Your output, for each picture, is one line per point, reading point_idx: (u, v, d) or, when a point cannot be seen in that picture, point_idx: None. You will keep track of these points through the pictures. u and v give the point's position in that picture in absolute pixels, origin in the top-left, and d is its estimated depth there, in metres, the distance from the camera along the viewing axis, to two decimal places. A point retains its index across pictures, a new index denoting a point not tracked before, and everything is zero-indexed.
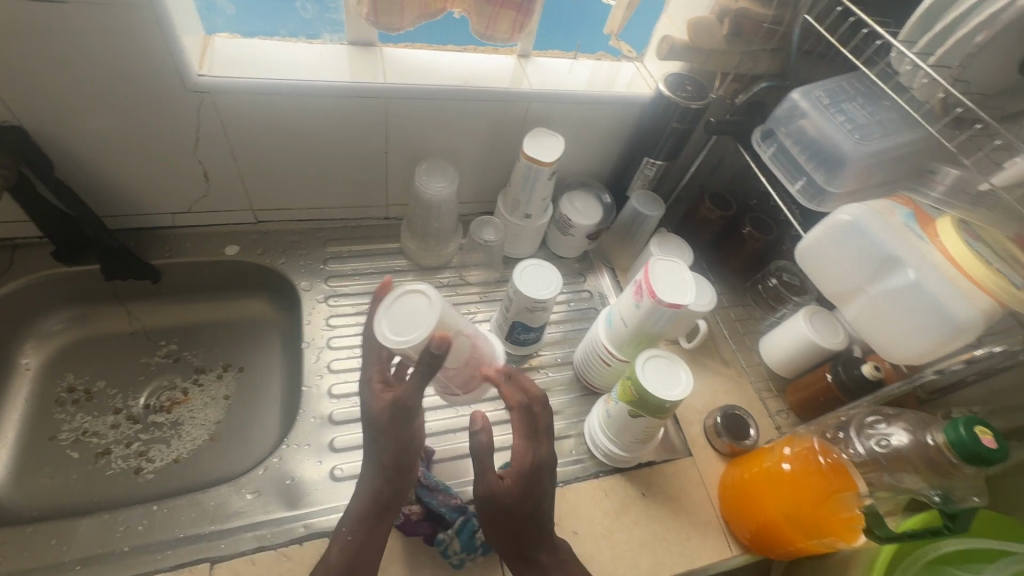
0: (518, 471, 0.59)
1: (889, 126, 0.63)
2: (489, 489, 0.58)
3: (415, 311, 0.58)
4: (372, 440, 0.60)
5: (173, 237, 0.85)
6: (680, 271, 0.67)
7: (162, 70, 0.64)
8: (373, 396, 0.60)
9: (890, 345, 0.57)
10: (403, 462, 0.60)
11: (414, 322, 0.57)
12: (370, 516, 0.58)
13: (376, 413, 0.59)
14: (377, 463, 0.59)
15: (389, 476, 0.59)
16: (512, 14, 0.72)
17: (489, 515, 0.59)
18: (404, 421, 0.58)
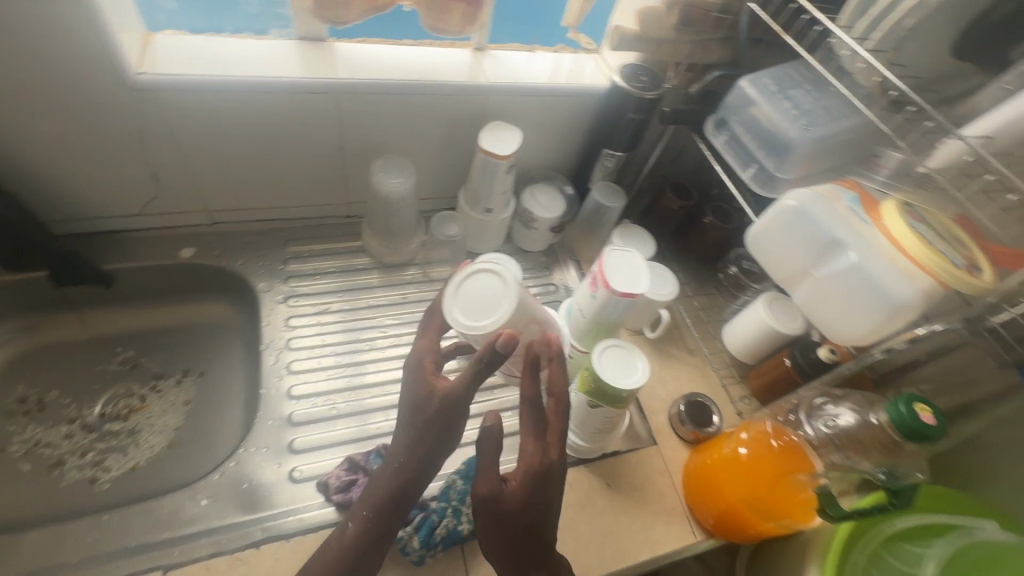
0: (525, 477, 0.55)
1: (833, 111, 0.64)
2: (490, 492, 0.54)
3: (488, 292, 0.61)
4: (406, 428, 0.59)
5: (125, 241, 0.83)
6: (634, 260, 0.68)
7: (100, 69, 0.62)
8: (421, 381, 0.60)
9: (834, 327, 0.58)
10: (432, 455, 0.58)
11: (488, 307, 0.61)
12: (383, 508, 0.57)
13: (420, 398, 0.59)
14: (407, 452, 0.58)
15: (415, 467, 0.58)
16: (462, 6, 0.73)
17: (484, 518, 0.56)
18: (445, 416, 0.58)
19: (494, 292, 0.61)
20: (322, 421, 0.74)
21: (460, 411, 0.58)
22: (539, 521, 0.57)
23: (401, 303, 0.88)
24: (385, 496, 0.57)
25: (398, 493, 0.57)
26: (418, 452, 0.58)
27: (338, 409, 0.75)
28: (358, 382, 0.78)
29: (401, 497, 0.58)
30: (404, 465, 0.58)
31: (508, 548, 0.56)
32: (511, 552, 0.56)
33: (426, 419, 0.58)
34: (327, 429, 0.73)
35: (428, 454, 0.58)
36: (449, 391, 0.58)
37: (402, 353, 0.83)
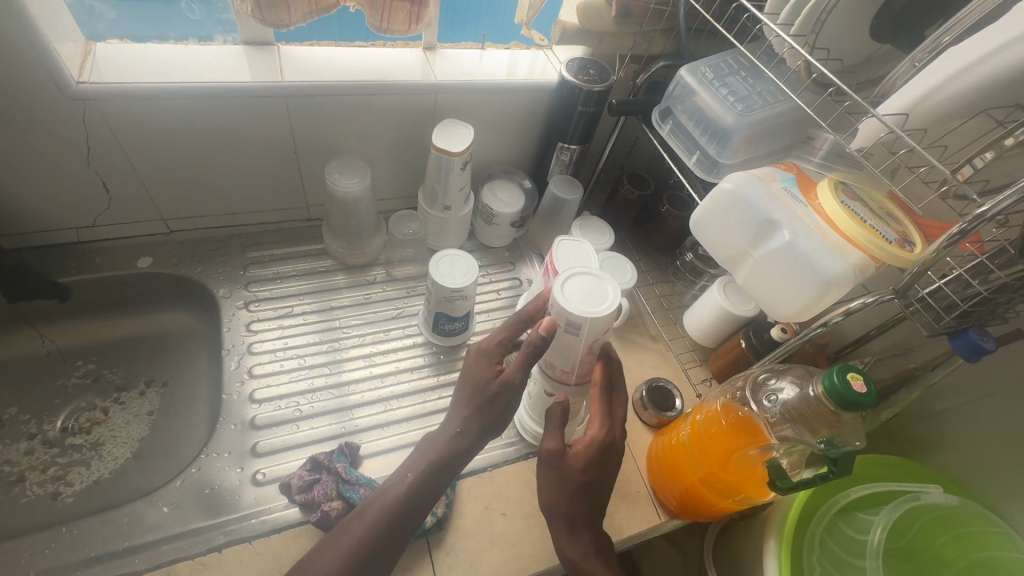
0: (590, 444, 0.63)
1: (768, 96, 0.66)
2: (558, 448, 0.62)
3: (588, 287, 0.59)
4: (461, 405, 0.62)
5: (81, 253, 0.82)
6: (585, 250, 0.70)
7: (38, 80, 0.62)
8: (487, 363, 0.63)
9: (776, 305, 0.59)
10: (489, 423, 0.61)
11: (597, 296, 0.58)
12: (425, 480, 0.59)
13: (483, 377, 0.62)
14: (463, 425, 0.61)
15: (473, 437, 0.61)
16: (406, 6, 0.71)
17: (549, 472, 0.63)
18: (505, 398, 0.61)
19: (596, 285, 0.59)
20: (285, 424, 0.74)
21: (512, 391, 0.60)
22: (596, 483, 0.64)
23: (364, 303, 0.88)
24: (433, 466, 0.59)
25: (446, 463, 0.60)
26: (476, 425, 0.61)
27: (301, 411, 0.75)
28: (322, 383, 0.78)
29: (450, 465, 0.60)
30: (462, 434, 0.61)
31: (567, 504, 0.62)
32: (567, 510, 0.62)
33: (485, 397, 0.61)
34: (291, 430, 0.73)
35: (484, 426, 0.61)
36: (507, 375, 0.60)
37: (366, 353, 0.83)
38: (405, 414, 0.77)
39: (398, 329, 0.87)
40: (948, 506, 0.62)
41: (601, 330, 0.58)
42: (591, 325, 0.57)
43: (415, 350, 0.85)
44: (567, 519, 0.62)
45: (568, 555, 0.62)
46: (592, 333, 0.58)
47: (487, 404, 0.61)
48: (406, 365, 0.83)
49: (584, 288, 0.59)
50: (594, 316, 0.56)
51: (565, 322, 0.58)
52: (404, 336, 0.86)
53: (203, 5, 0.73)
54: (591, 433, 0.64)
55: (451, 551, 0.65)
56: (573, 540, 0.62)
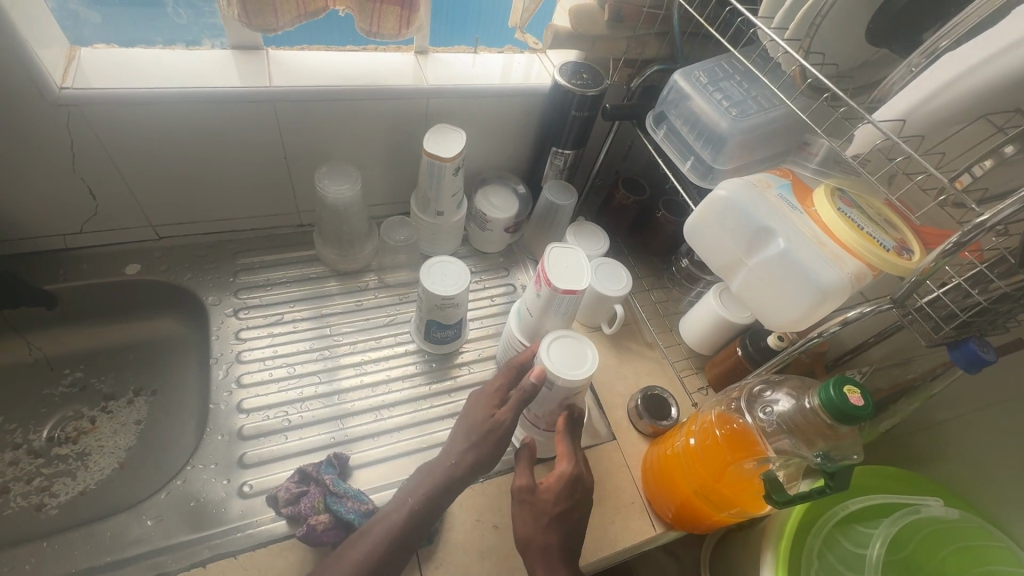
0: (559, 480, 0.64)
1: (764, 101, 0.65)
2: (528, 484, 0.65)
3: (570, 353, 0.64)
4: (459, 440, 0.64)
5: (67, 260, 0.81)
6: (577, 259, 0.67)
7: (20, 85, 0.61)
8: (483, 404, 0.66)
9: (772, 314, 0.58)
10: (483, 460, 0.63)
11: (577, 359, 0.64)
12: (425, 502, 0.59)
13: (479, 417, 0.65)
14: (461, 456, 0.62)
15: (471, 469, 0.62)
16: (396, 10, 0.70)
17: (521, 507, 0.64)
18: (497, 436, 0.63)
19: (574, 347, 0.65)
20: (273, 434, 0.72)
21: (506, 428, 0.64)
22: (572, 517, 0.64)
23: (356, 311, 0.87)
24: (434, 491, 0.60)
25: (445, 487, 0.61)
26: (472, 458, 0.62)
27: (290, 421, 0.74)
28: (312, 392, 0.77)
29: (450, 491, 0.61)
30: (458, 462, 0.62)
31: (541, 536, 0.62)
32: (541, 544, 0.61)
33: (482, 432, 0.64)
34: (279, 441, 0.72)
35: (481, 459, 0.63)
36: (502, 415, 0.64)
37: (357, 361, 0.82)
38: (396, 424, 0.76)
39: (390, 336, 0.85)
40: (948, 520, 0.61)
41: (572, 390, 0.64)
42: (565, 385, 0.62)
43: (407, 358, 0.83)
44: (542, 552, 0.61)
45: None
46: (565, 392, 0.64)
47: (483, 440, 0.63)
48: (397, 374, 0.81)
49: (565, 351, 0.65)
50: (569, 379, 0.62)
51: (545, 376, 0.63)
52: (395, 343, 0.85)
53: (190, 9, 0.72)
54: (561, 467, 0.65)
55: (442, 564, 0.64)
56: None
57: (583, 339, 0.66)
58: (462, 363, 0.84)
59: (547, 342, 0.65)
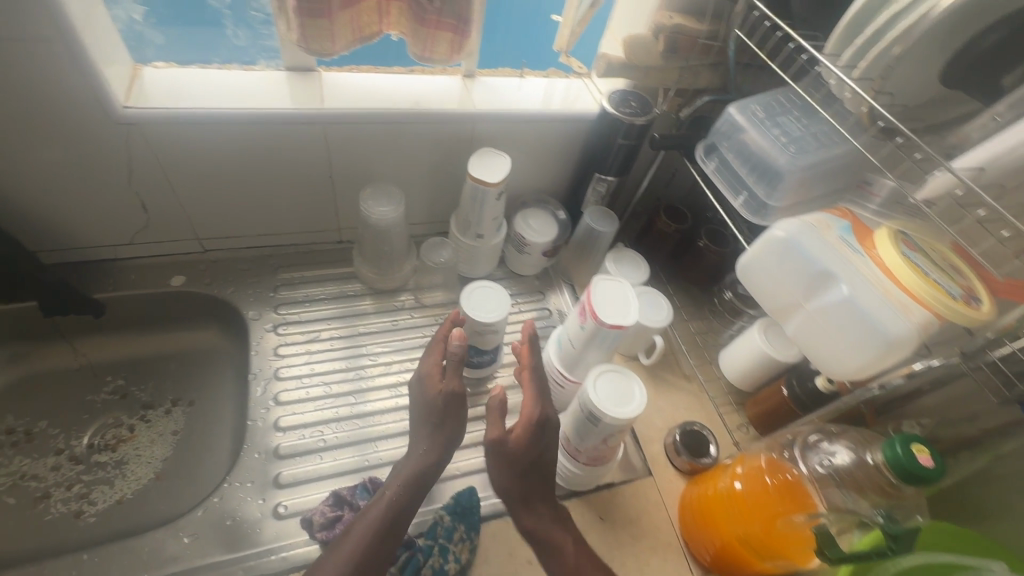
0: (525, 428, 0.66)
1: (823, 138, 0.63)
2: (497, 437, 0.67)
3: (612, 390, 0.62)
4: (421, 427, 0.69)
5: (115, 271, 0.83)
6: (623, 292, 0.66)
7: (87, 105, 0.62)
8: (429, 384, 0.71)
9: (831, 362, 0.55)
10: (448, 440, 0.68)
11: (624, 397, 0.62)
12: (406, 489, 0.62)
13: (430, 397, 0.70)
14: (429, 442, 0.67)
15: (439, 453, 0.67)
16: (449, 35, 0.70)
17: (495, 460, 0.66)
18: (453, 407, 0.70)
19: (622, 381, 0.63)
20: (309, 453, 0.72)
21: (457, 399, 0.70)
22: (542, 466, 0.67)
23: (392, 330, 0.87)
24: (415, 472, 0.64)
25: (423, 476, 0.64)
26: (439, 439, 0.68)
27: (325, 441, 0.74)
28: (347, 412, 0.77)
29: (428, 480, 0.64)
30: (429, 451, 0.66)
31: (518, 485, 0.65)
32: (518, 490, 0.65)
33: (435, 408, 0.69)
34: (315, 462, 0.72)
35: (446, 439, 0.68)
36: (453, 386, 0.70)
37: (392, 382, 0.81)
38: None
39: None
40: None
41: (617, 427, 0.62)
42: (611, 423, 0.61)
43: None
44: (523, 497, 0.65)
45: (530, 529, 0.63)
46: (609, 428, 0.62)
47: (442, 419, 0.69)
48: None
49: (611, 386, 0.63)
50: (618, 417, 0.60)
51: (589, 413, 0.62)
52: None
53: (248, 30, 0.72)
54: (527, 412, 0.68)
55: None
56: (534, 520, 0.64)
57: (629, 373, 0.64)
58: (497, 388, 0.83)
59: (593, 380, 0.63)
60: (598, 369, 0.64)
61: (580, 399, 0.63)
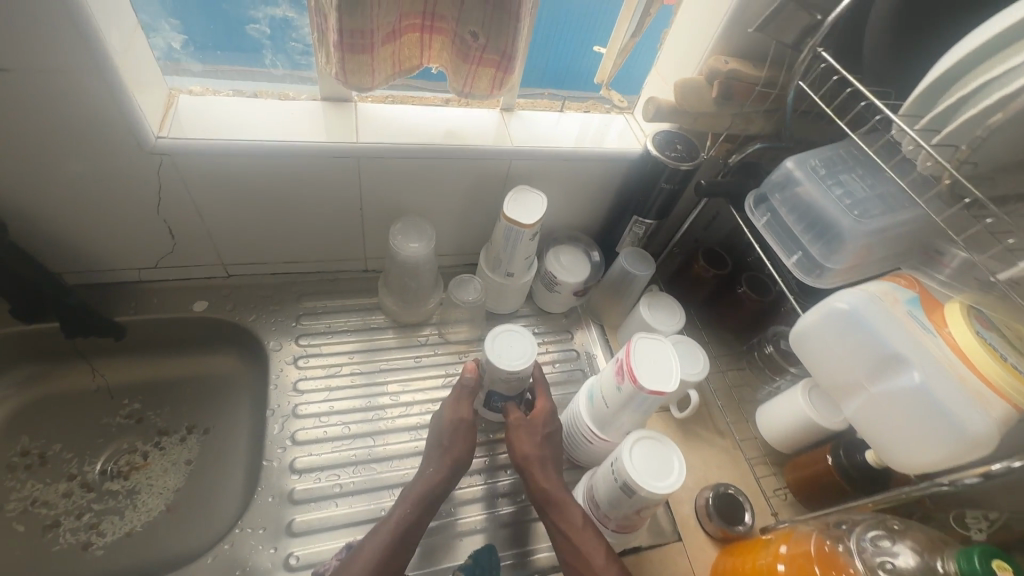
0: (542, 408, 0.72)
1: (890, 201, 0.59)
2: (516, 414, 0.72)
3: (650, 460, 0.58)
4: (434, 448, 0.69)
5: (138, 293, 0.82)
6: (665, 353, 0.62)
7: (119, 136, 0.60)
8: (446, 409, 0.71)
9: (897, 451, 0.50)
10: (457, 465, 0.68)
11: (663, 468, 0.58)
12: (412, 514, 0.62)
13: (444, 423, 0.70)
14: (438, 465, 0.67)
15: (448, 476, 0.66)
16: (491, 71, 0.67)
17: (518, 433, 0.70)
18: (466, 435, 0.70)
19: (659, 451, 0.59)
20: (324, 499, 0.70)
21: (466, 426, 0.70)
22: (554, 445, 0.71)
23: (414, 368, 0.84)
24: (421, 497, 0.63)
25: (429, 499, 0.64)
26: (449, 463, 0.67)
27: (342, 487, 0.71)
28: (364, 456, 0.74)
29: (433, 503, 0.64)
30: (437, 473, 0.66)
31: (536, 451, 0.68)
32: (535, 457, 0.68)
33: (449, 430, 0.69)
34: (329, 508, 0.69)
35: (456, 463, 0.67)
36: (461, 414, 0.70)
37: (411, 424, 0.78)
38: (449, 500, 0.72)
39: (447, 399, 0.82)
40: None
41: (652, 500, 0.58)
42: (648, 497, 0.56)
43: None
44: (540, 461, 0.68)
45: (546, 492, 0.65)
46: (644, 500, 0.58)
47: (453, 441, 0.69)
48: None
49: (648, 456, 0.59)
50: (657, 491, 0.56)
51: (623, 482, 0.58)
52: None
53: (287, 61, 0.71)
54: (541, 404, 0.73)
55: None
56: (549, 484, 0.66)
57: (668, 442, 0.60)
58: None
59: (630, 448, 0.59)
60: (635, 436, 0.60)
61: (615, 466, 0.59)
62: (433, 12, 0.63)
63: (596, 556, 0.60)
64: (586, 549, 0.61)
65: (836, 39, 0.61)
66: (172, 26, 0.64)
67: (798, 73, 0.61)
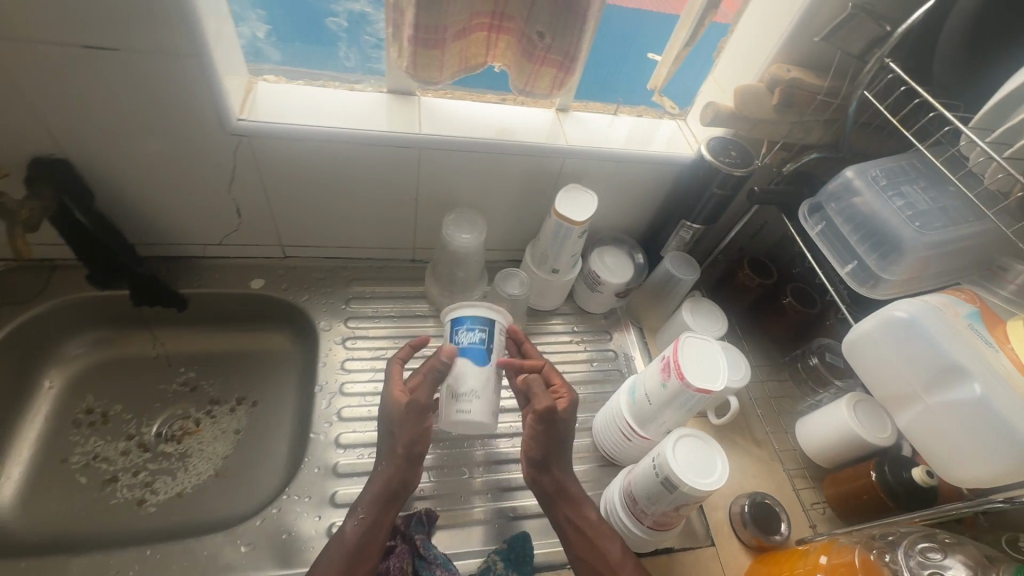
0: (572, 403, 0.67)
1: (952, 216, 0.58)
2: (550, 407, 0.65)
3: (694, 458, 0.59)
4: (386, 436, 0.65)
5: (200, 267, 0.86)
6: (713, 352, 0.62)
7: (205, 116, 0.64)
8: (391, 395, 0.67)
9: (950, 465, 0.50)
10: (414, 453, 0.65)
11: (706, 467, 0.58)
12: (371, 514, 0.62)
13: (394, 410, 0.65)
14: (389, 459, 0.64)
15: (404, 468, 0.64)
16: (552, 71, 0.69)
17: (546, 427, 0.65)
18: (418, 418, 0.64)
19: (703, 449, 0.60)
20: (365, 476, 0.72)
21: (423, 412, 0.64)
22: (569, 437, 0.68)
23: None
24: (380, 494, 0.63)
25: (387, 494, 0.63)
26: (403, 454, 0.64)
27: None
28: None
29: (393, 498, 0.63)
30: (388, 468, 0.64)
31: (555, 450, 0.67)
32: (555, 451, 0.67)
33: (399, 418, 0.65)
34: None
35: (412, 453, 0.64)
36: (415, 397, 0.64)
37: None
38: (487, 485, 0.74)
39: None
40: None
41: (695, 498, 0.58)
42: (690, 493, 0.57)
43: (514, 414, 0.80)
44: (556, 458, 0.67)
45: (561, 485, 0.66)
46: (685, 497, 0.58)
47: (403, 428, 0.64)
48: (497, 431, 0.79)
49: (691, 453, 0.59)
50: (701, 488, 0.56)
51: (665, 476, 0.58)
52: None
53: (359, 53, 0.74)
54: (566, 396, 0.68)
55: None
56: (564, 477, 0.67)
57: (712, 443, 0.60)
58: None
59: (673, 442, 0.60)
60: (676, 434, 0.61)
61: (657, 461, 0.60)
62: (502, 12, 0.66)
63: (612, 547, 0.63)
64: (601, 543, 0.63)
65: (906, 50, 0.61)
66: (258, 17, 0.69)
67: (863, 83, 0.61)
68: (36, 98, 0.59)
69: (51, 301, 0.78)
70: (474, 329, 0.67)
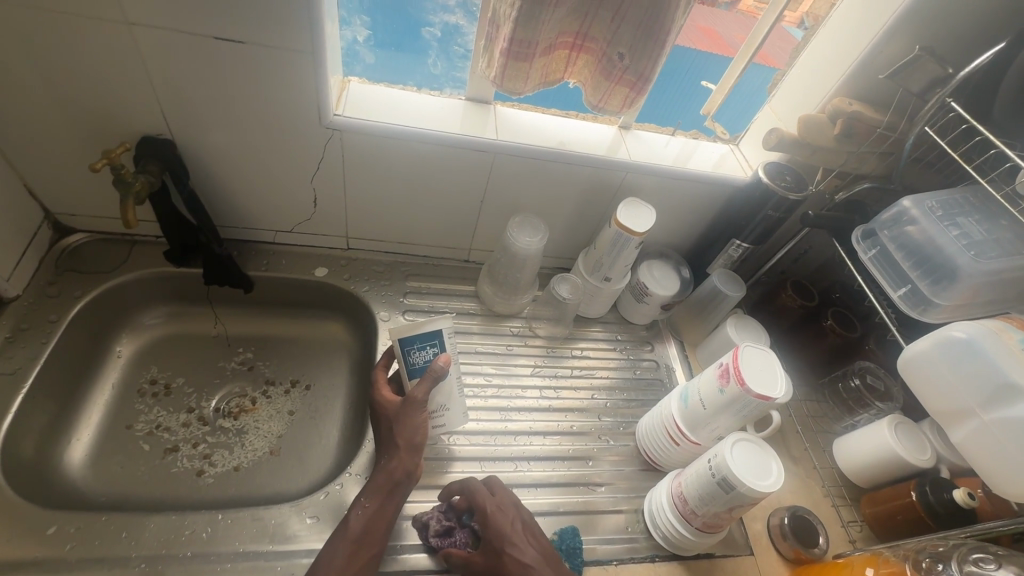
0: (485, 516, 0.63)
1: (1005, 247, 0.62)
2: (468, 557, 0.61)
3: (752, 464, 0.61)
4: (383, 425, 0.67)
5: (271, 253, 0.90)
6: (770, 362, 0.66)
7: (308, 109, 0.69)
8: (378, 396, 0.69)
9: (1003, 480, 0.53)
10: (414, 443, 0.66)
11: (761, 468, 0.61)
12: (373, 502, 0.63)
13: (391, 403, 0.68)
14: (388, 451, 0.66)
15: (404, 455, 0.65)
16: (625, 91, 0.74)
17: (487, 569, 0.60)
18: (410, 412, 0.66)
19: (758, 454, 0.63)
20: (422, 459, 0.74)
21: (416, 406, 0.66)
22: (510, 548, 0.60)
23: (506, 355, 0.89)
24: (382, 483, 0.64)
25: (390, 483, 0.64)
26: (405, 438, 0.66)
27: (441, 450, 0.76)
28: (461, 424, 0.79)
29: (394, 488, 0.64)
30: (388, 457, 0.66)
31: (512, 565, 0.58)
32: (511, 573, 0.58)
33: (395, 411, 0.67)
34: (427, 469, 0.74)
35: (411, 437, 0.66)
36: (414, 393, 0.66)
37: (502, 407, 0.83)
38: (535, 479, 0.76)
39: (535, 390, 0.86)
40: None
41: (752, 499, 0.60)
42: (750, 494, 0.59)
43: (563, 415, 0.85)
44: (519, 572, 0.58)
45: None
46: (743, 498, 0.61)
47: (397, 420, 0.66)
48: (549, 429, 0.82)
49: (748, 455, 0.62)
50: (761, 489, 0.59)
51: (722, 476, 0.61)
52: (540, 396, 0.86)
53: (446, 62, 0.79)
54: (485, 511, 0.63)
55: None
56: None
57: (767, 448, 0.63)
58: (599, 433, 0.84)
59: (731, 444, 0.63)
60: (723, 449, 0.62)
61: (713, 460, 0.63)
62: (586, 33, 0.70)
63: None
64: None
65: (965, 93, 0.66)
66: (362, 23, 0.74)
67: (923, 120, 0.66)
68: (163, 81, 0.64)
69: (130, 273, 0.82)
70: (426, 347, 0.67)
